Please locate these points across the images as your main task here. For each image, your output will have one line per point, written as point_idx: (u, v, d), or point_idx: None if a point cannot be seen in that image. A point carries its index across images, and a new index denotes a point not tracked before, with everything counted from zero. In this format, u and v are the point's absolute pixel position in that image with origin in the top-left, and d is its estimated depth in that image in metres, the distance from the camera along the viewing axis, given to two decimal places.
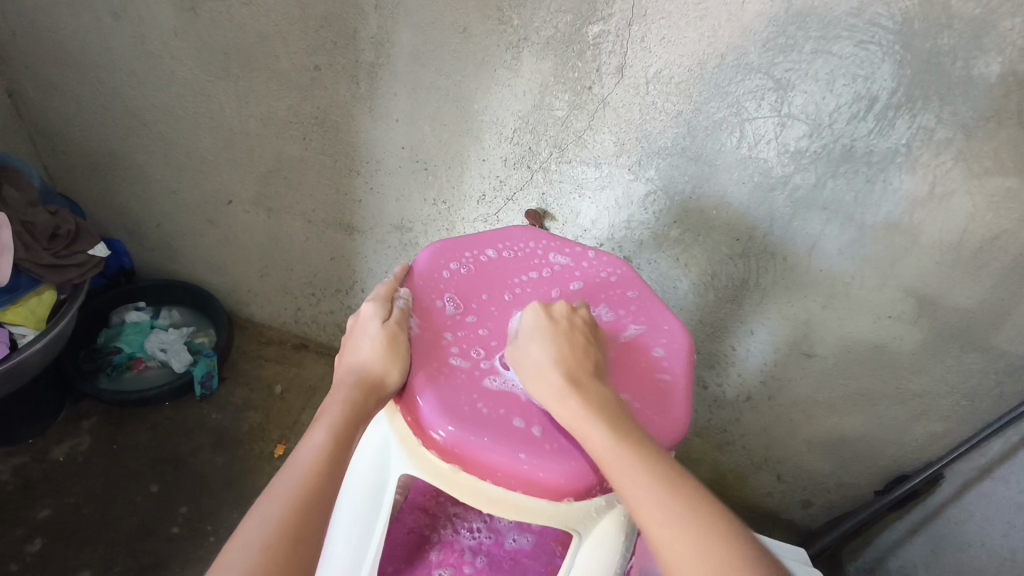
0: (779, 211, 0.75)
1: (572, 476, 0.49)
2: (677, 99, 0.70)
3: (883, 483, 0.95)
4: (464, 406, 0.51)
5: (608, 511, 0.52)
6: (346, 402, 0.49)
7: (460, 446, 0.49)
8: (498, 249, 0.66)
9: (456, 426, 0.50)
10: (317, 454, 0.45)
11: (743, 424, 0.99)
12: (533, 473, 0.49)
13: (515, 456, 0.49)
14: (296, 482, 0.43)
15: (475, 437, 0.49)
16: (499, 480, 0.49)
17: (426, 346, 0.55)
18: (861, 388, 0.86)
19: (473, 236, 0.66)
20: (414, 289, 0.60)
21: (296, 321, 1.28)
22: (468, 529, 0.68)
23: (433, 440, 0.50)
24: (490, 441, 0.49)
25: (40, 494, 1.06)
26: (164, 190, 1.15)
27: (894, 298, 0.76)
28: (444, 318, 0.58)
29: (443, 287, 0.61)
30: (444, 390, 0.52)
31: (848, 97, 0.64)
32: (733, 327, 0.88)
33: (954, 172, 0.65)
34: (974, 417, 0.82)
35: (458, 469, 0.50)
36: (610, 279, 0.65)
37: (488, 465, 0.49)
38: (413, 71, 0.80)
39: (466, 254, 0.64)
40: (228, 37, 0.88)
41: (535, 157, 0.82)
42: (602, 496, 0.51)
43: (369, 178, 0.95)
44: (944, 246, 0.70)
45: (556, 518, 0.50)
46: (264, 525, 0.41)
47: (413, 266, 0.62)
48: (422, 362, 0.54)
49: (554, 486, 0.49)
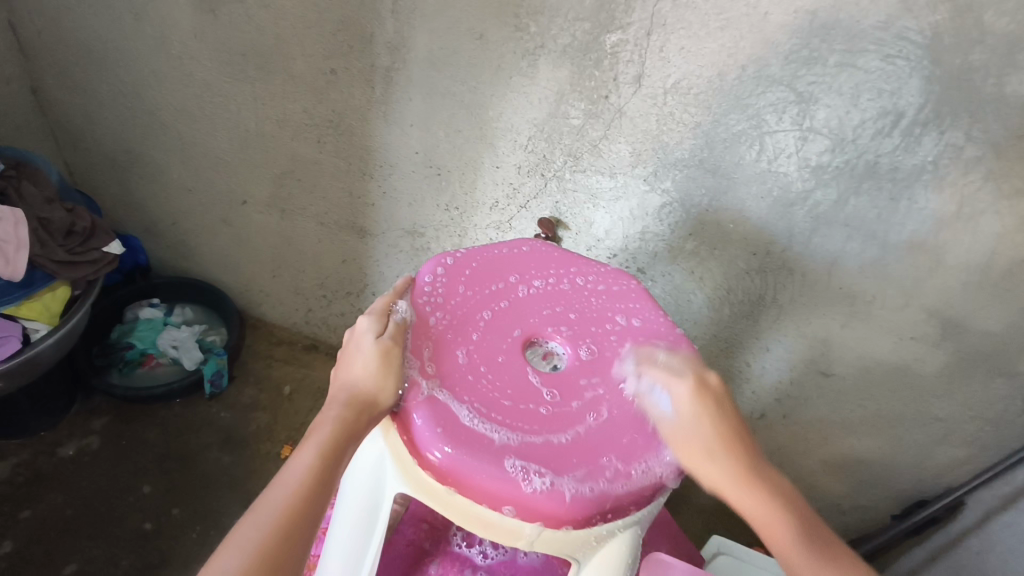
0: (798, 227, 0.73)
1: (572, 506, 0.47)
2: (695, 110, 0.69)
3: (900, 508, 0.92)
4: (462, 428, 0.50)
5: (608, 539, 0.50)
6: (338, 420, 0.49)
7: (458, 468, 0.48)
8: (497, 260, 0.65)
9: (453, 447, 0.48)
10: (301, 478, 0.46)
11: (756, 442, 0.97)
12: (533, 500, 0.47)
13: (513, 481, 0.47)
14: (278, 507, 0.44)
15: (473, 460, 0.48)
16: (494, 504, 0.48)
17: (421, 360, 0.54)
18: (879, 410, 0.83)
19: (474, 247, 0.65)
20: (410, 301, 0.59)
21: (307, 322, 1.28)
22: (480, 546, 0.67)
23: (429, 460, 0.49)
24: (489, 464, 0.48)
25: (47, 489, 1.07)
26: (180, 188, 1.15)
27: (917, 319, 0.74)
28: (441, 330, 0.57)
29: (441, 298, 0.60)
30: (441, 408, 0.51)
31: (873, 112, 0.62)
32: (749, 344, 0.86)
33: (982, 192, 0.63)
34: (998, 443, 0.79)
35: (454, 492, 0.49)
36: (618, 302, 0.63)
37: (486, 490, 0.48)
38: (428, 76, 0.80)
39: (465, 264, 0.63)
40: (245, 40, 0.88)
41: (549, 166, 0.81)
42: (602, 525, 0.49)
43: (383, 182, 0.95)
44: (970, 268, 0.68)
45: (555, 546, 0.49)
46: (239, 553, 0.42)
47: (416, 279, 0.61)
48: (420, 377, 0.53)
49: (553, 515, 0.47)
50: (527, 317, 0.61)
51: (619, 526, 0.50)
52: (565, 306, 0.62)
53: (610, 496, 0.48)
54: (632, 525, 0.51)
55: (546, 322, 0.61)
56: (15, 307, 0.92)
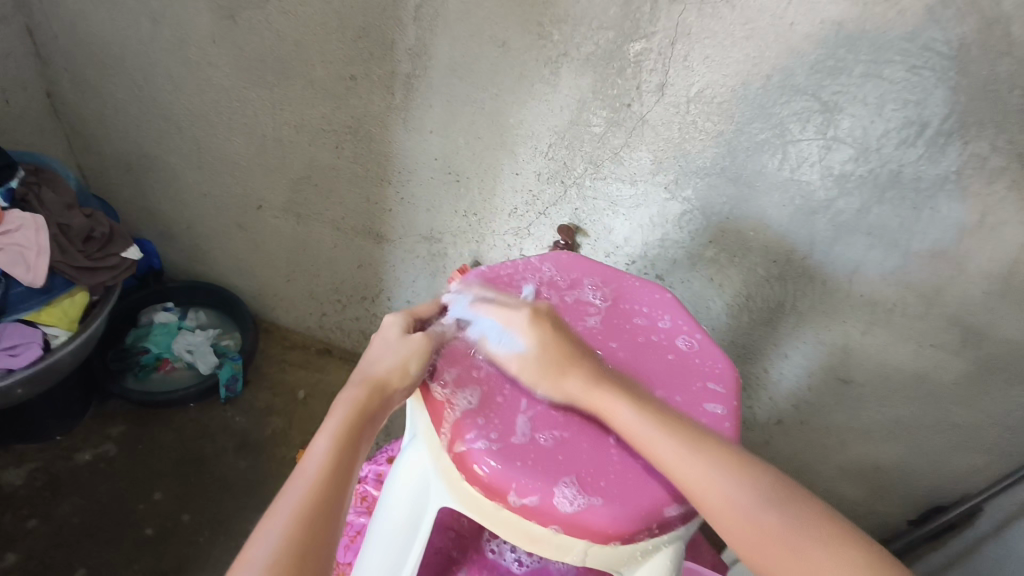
0: (820, 235, 0.73)
1: (619, 521, 0.47)
2: (718, 119, 0.69)
3: (916, 513, 0.92)
4: (506, 442, 0.50)
5: (652, 554, 0.50)
6: (353, 403, 0.50)
7: (504, 481, 0.48)
8: (533, 273, 0.65)
9: (499, 460, 0.48)
10: (322, 464, 0.45)
11: (773, 447, 0.97)
12: (579, 515, 0.47)
13: (556, 492, 0.47)
14: (304, 493, 0.43)
15: (518, 472, 0.48)
16: (538, 518, 0.47)
17: (461, 371, 0.54)
18: (897, 417, 0.84)
19: (509, 261, 0.66)
20: (450, 314, 0.60)
21: (321, 326, 1.28)
22: (515, 553, 0.67)
23: (474, 473, 0.49)
24: (534, 476, 0.48)
25: (64, 493, 1.07)
26: (195, 193, 1.16)
27: (937, 327, 0.74)
28: (482, 342, 0.57)
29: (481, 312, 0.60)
30: (484, 420, 0.51)
31: (898, 122, 0.62)
32: (767, 350, 0.86)
33: (1006, 202, 0.63)
34: (1017, 452, 0.79)
35: (500, 506, 0.48)
36: (657, 314, 0.63)
37: (533, 502, 0.47)
38: (449, 83, 0.80)
39: (503, 278, 0.64)
40: (265, 46, 0.88)
41: (569, 173, 0.81)
42: (648, 540, 0.48)
43: (401, 188, 0.95)
44: (993, 277, 0.68)
45: (603, 560, 0.48)
46: (272, 543, 0.41)
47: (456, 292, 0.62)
48: (460, 389, 0.53)
49: (601, 530, 0.47)
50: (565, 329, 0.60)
51: (663, 541, 0.49)
52: (602, 322, 0.62)
53: (657, 511, 0.48)
54: (676, 539, 0.50)
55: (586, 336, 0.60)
56: (35, 314, 0.92)
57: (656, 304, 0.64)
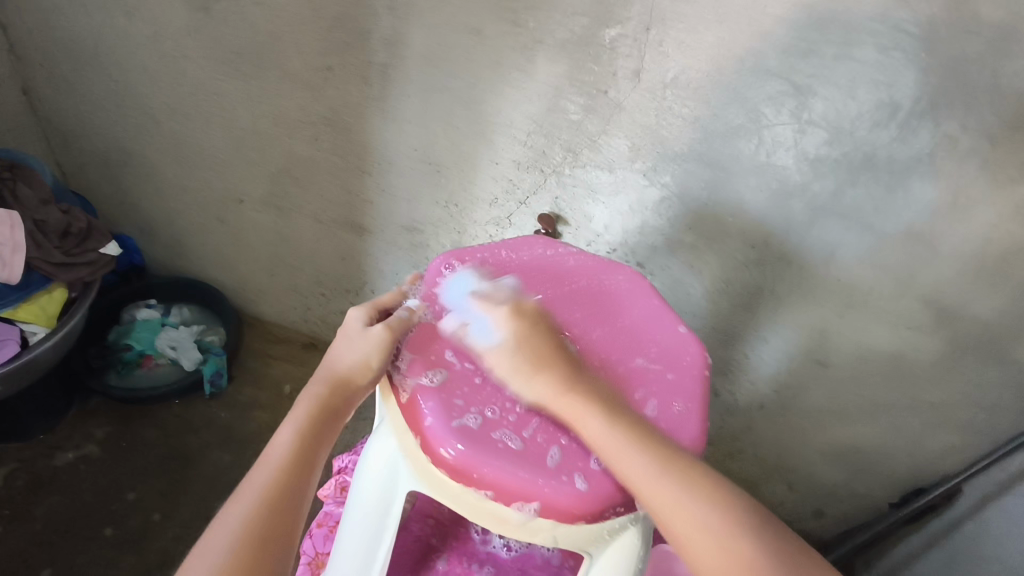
0: (796, 219, 0.73)
1: (583, 501, 0.48)
2: (693, 104, 0.69)
3: (897, 495, 0.93)
4: (474, 426, 0.50)
5: (620, 533, 0.50)
6: (315, 397, 0.52)
7: (470, 466, 0.48)
8: (506, 258, 0.64)
9: (465, 445, 0.48)
10: (285, 452, 0.48)
11: (756, 432, 0.98)
12: (544, 495, 0.47)
13: (520, 474, 0.48)
14: (265, 480, 0.46)
15: (485, 456, 0.48)
16: (503, 499, 0.48)
17: (428, 353, 0.54)
18: (876, 398, 0.84)
19: (482, 245, 0.65)
20: (420, 299, 0.59)
21: (306, 320, 1.27)
22: (503, 539, 0.66)
23: (441, 457, 0.49)
24: (500, 460, 0.48)
25: (46, 491, 1.07)
26: (176, 187, 1.15)
27: (913, 309, 0.74)
28: (452, 328, 0.57)
29: (453, 298, 0.59)
30: (451, 404, 0.51)
31: (870, 104, 0.63)
32: (747, 335, 0.87)
33: (978, 182, 0.63)
34: (993, 431, 0.81)
35: (468, 489, 0.48)
36: (631, 301, 0.63)
37: (499, 484, 0.48)
38: (425, 73, 0.80)
39: (476, 263, 0.63)
40: (240, 38, 0.87)
41: (548, 161, 0.81)
42: (614, 519, 0.49)
43: (380, 179, 0.94)
44: (966, 257, 0.68)
45: (572, 540, 0.49)
46: (234, 527, 0.43)
47: (427, 277, 0.61)
48: (428, 376, 0.52)
49: (565, 510, 0.47)
50: None
51: (631, 519, 0.50)
52: (575, 304, 0.62)
53: (621, 491, 0.48)
54: (642, 518, 0.50)
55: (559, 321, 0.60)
56: (12, 310, 0.91)
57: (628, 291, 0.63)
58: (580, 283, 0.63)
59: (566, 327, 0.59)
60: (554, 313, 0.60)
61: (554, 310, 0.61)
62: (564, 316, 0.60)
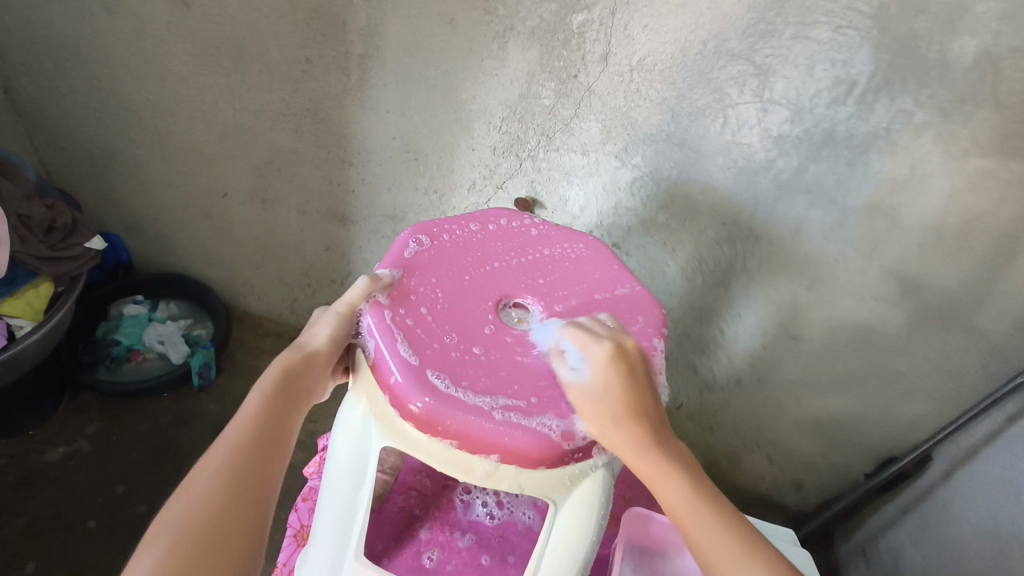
0: (763, 196, 0.76)
1: (542, 446, 0.50)
2: (661, 86, 0.72)
3: (870, 464, 0.96)
4: (441, 380, 0.52)
5: (581, 480, 0.53)
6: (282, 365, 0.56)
7: (437, 417, 0.50)
8: (473, 230, 0.66)
9: (432, 397, 0.50)
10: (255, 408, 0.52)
11: (734, 407, 1.00)
12: (507, 441, 0.50)
13: (484, 423, 0.50)
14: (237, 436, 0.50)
15: (450, 407, 0.50)
16: (466, 447, 0.51)
17: (397, 313, 0.55)
18: (847, 370, 0.87)
19: (448, 218, 0.66)
20: (388, 264, 0.60)
21: (293, 313, 1.29)
22: (485, 508, 0.69)
23: (409, 411, 0.51)
24: (466, 412, 0.50)
25: (38, 486, 1.08)
26: (160, 183, 1.16)
27: (878, 280, 0.77)
28: (421, 293, 0.58)
29: (419, 266, 0.60)
30: (418, 361, 0.52)
31: (828, 81, 0.65)
32: (722, 311, 0.89)
33: (933, 154, 0.66)
34: (959, 397, 0.84)
35: (435, 438, 0.51)
36: (592, 266, 0.65)
37: (464, 434, 0.50)
38: (401, 62, 0.81)
39: (444, 232, 0.65)
40: (220, 32, 0.89)
41: (523, 146, 0.83)
42: (573, 464, 0.52)
43: (362, 168, 0.96)
44: (925, 228, 0.71)
45: (534, 484, 0.52)
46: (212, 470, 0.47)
47: (394, 246, 0.62)
48: (396, 336, 0.54)
49: (527, 455, 0.50)
50: (502, 280, 0.62)
51: (591, 466, 0.53)
52: (538, 271, 0.64)
53: (582, 436, 0.51)
54: (602, 465, 0.54)
55: (523, 287, 0.62)
56: None
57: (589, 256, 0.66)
58: (542, 253, 0.66)
59: (530, 292, 0.62)
60: (519, 279, 0.63)
61: (518, 276, 0.63)
62: (528, 283, 0.62)
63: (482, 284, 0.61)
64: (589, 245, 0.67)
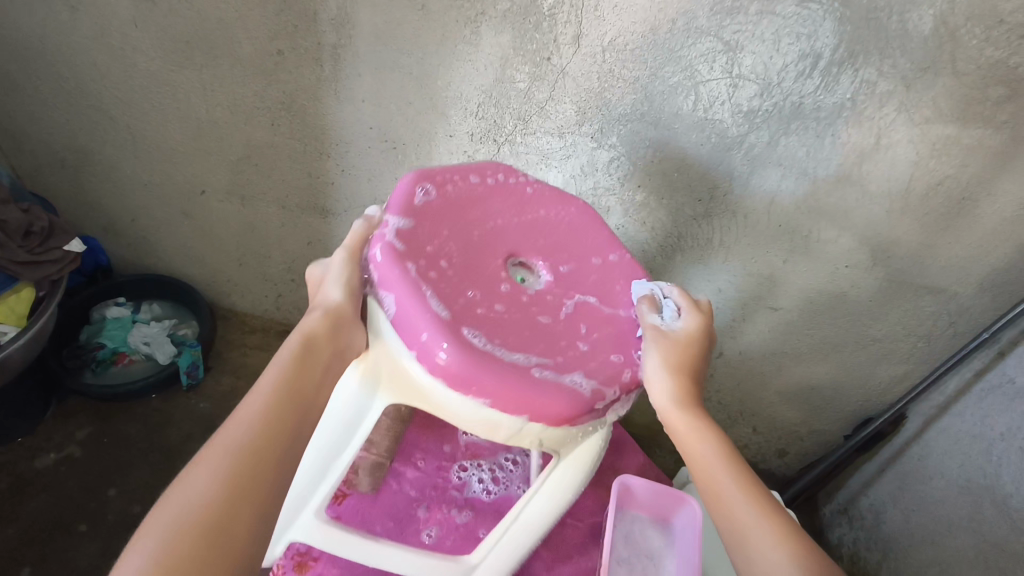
0: (736, 170, 0.78)
1: (572, 405, 0.51)
2: (633, 65, 0.73)
3: (850, 427, 1.00)
4: (471, 340, 0.50)
5: (590, 435, 0.55)
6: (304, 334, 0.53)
7: (469, 378, 0.49)
8: (474, 182, 0.62)
9: (465, 358, 0.49)
10: (275, 389, 0.49)
11: (717, 380, 1.03)
12: (539, 400, 0.50)
13: (518, 383, 0.50)
14: (255, 417, 0.47)
15: (482, 369, 0.49)
16: (499, 407, 0.50)
17: (419, 267, 0.53)
18: (824, 337, 0.90)
19: (446, 166, 0.62)
20: (395, 212, 0.56)
21: (278, 308, 1.29)
22: (481, 484, 0.75)
23: (439, 372, 0.49)
24: (499, 371, 0.50)
25: (31, 491, 1.07)
26: (136, 183, 1.15)
27: (850, 248, 0.80)
28: (436, 249, 0.55)
29: (429, 217, 0.57)
30: (446, 321, 0.50)
31: (794, 55, 0.67)
32: (702, 286, 0.91)
33: (897, 123, 0.68)
34: (931, 358, 0.87)
35: (462, 398, 0.50)
36: (586, 229, 0.65)
37: (497, 393, 0.49)
38: (374, 51, 0.82)
39: (447, 181, 0.60)
40: (189, 26, 0.88)
41: (500, 131, 0.84)
42: (590, 421, 0.53)
43: (340, 159, 0.96)
44: (893, 195, 0.73)
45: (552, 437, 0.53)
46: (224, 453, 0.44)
47: (398, 192, 0.58)
48: (422, 293, 0.51)
49: (557, 414, 0.50)
50: (506, 238, 0.60)
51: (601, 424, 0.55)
52: (538, 232, 0.62)
53: (602, 397, 0.52)
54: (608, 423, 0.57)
55: (526, 245, 0.60)
56: None
57: (583, 220, 0.65)
58: (539, 213, 0.63)
59: (534, 252, 0.60)
60: (521, 238, 0.61)
61: (521, 235, 0.61)
62: (529, 242, 0.61)
63: (490, 241, 0.59)
64: (578, 209, 0.66)
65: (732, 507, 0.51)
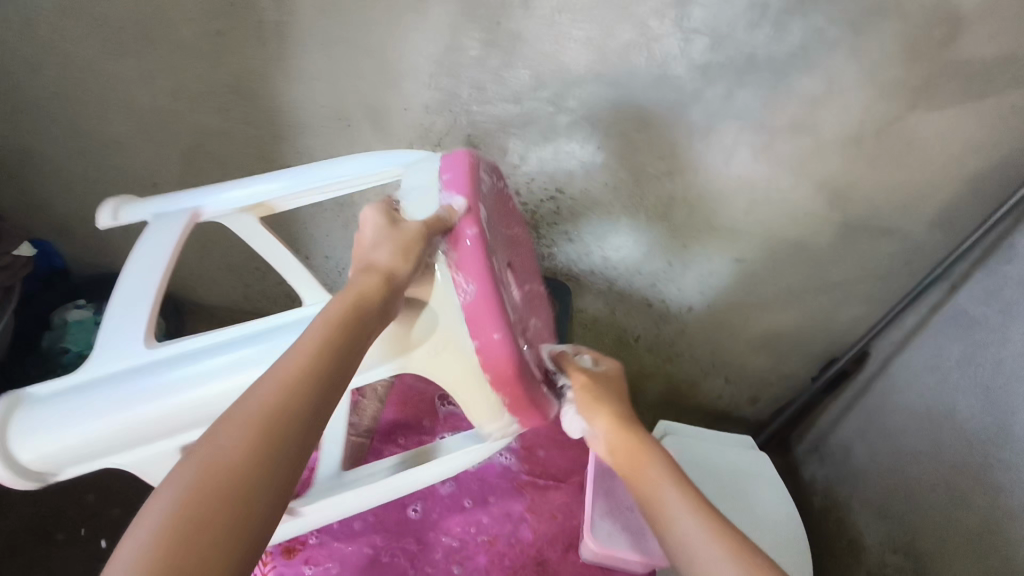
0: (694, 125, 0.78)
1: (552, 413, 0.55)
2: (586, 25, 0.72)
3: (816, 368, 1.03)
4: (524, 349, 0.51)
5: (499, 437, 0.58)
6: (359, 290, 0.47)
7: (514, 387, 0.49)
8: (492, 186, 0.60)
9: (524, 369, 0.49)
10: (319, 336, 0.43)
11: (689, 334, 1.05)
12: (544, 406, 0.53)
13: (541, 393, 0.52)
14: (296, 361, 0.41)
15: (529, 379, 0.50)
16: (513, 410, 0.51)
17: (494, 267, 0.50)
18: (788, 284, 0.92)
19: (483, 160, 0.58)
20: (461, 192, 0.52)
21: (246, 298, 1.27)
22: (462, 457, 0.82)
23: (492, 376, 0.49)
24: (535, 381, 0.51)
25: (8, 499, 1.06)
26: (82, 180, 1.10)
27: (808, 196, 0.81)
28: (495, 250, 0.53)
29: (487, 217, 0.54)
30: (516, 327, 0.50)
31: (744, 6, 0.67)
32: (670, 244, 0.92)
33: (847, 69, 0.69)
34: (889, 297, 0.90)
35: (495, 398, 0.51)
36: (524, 252, 0.68)
37: (528, 400, 0.51)
38: (320, 25, 0.79)
39: (489, 178, 0.58)
40: (121, 10, 0.84)
41: (457, 101, 0.83)
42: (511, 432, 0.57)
43: (295, 141, 0.94)
44: (846, 140, 0.75)
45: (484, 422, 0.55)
46: (265, 392, 0.39)
47: (463, 176, 0.53)
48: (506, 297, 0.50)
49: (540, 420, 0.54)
50: (507, 247, 0.60)
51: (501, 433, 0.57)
52: (510, 247, 0.63)
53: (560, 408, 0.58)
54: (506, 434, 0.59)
55: (514, 260, 0.62)
56: None
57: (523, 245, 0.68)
58: (514, 229, 0.64)
59: (518, 267, 0.62)
60: (512, 251, 0.62)
61: (511, 248, 0.62)
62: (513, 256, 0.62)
63: (506, 251, 0.59)
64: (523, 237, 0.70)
65: (679, 516, 0.51)
